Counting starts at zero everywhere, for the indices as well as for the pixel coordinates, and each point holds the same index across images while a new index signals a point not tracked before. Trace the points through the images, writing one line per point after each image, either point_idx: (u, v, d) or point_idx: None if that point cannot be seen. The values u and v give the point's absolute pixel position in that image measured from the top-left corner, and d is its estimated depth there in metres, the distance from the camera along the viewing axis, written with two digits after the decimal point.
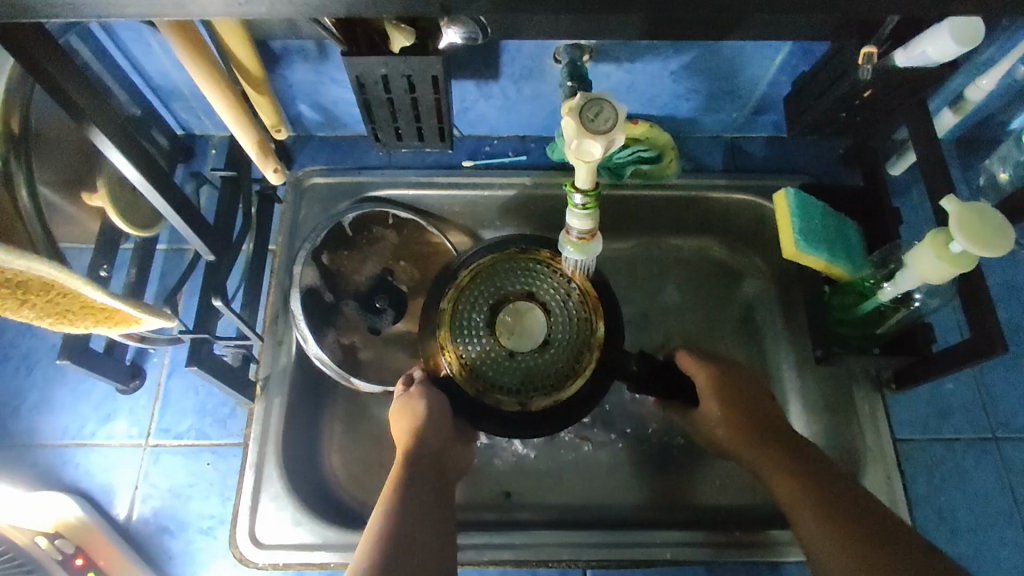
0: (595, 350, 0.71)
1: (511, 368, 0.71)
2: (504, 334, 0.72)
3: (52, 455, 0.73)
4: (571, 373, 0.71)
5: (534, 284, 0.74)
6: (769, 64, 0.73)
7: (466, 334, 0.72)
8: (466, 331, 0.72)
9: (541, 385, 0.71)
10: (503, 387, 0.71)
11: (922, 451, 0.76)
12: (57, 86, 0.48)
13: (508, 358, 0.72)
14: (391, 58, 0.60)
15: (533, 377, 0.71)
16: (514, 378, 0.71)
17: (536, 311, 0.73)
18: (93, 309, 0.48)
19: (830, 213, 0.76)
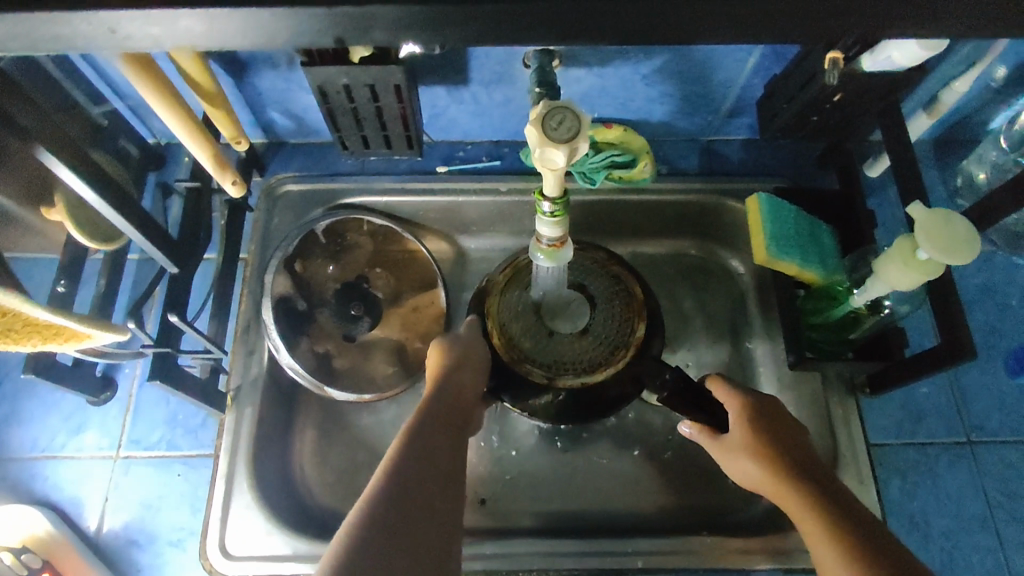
0: (629, 349, 0.74)
1: (548, 346, 0.74)
2: (547, 315, 0.75)
3: (22, 468, 0.73)
4: (604, 363, 0.74)
5: (586, 278, 0.78)
6: (741, 67, 0.73)
7: (514, 305, 0.76)
8: (515, 302, 0.76)
9: (576, 366, 0.74)
10: (536, 360, 0.74)
11: (897, 456, 0.75)
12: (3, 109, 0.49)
13: (547, 336, 0.75)
14: (352, 67, 0.60)
15: (566, 359, 0.74)
16: (548, 357, 0.74)
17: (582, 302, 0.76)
18: (37, 327, 0.48)
19: (803, 216, 0.76)
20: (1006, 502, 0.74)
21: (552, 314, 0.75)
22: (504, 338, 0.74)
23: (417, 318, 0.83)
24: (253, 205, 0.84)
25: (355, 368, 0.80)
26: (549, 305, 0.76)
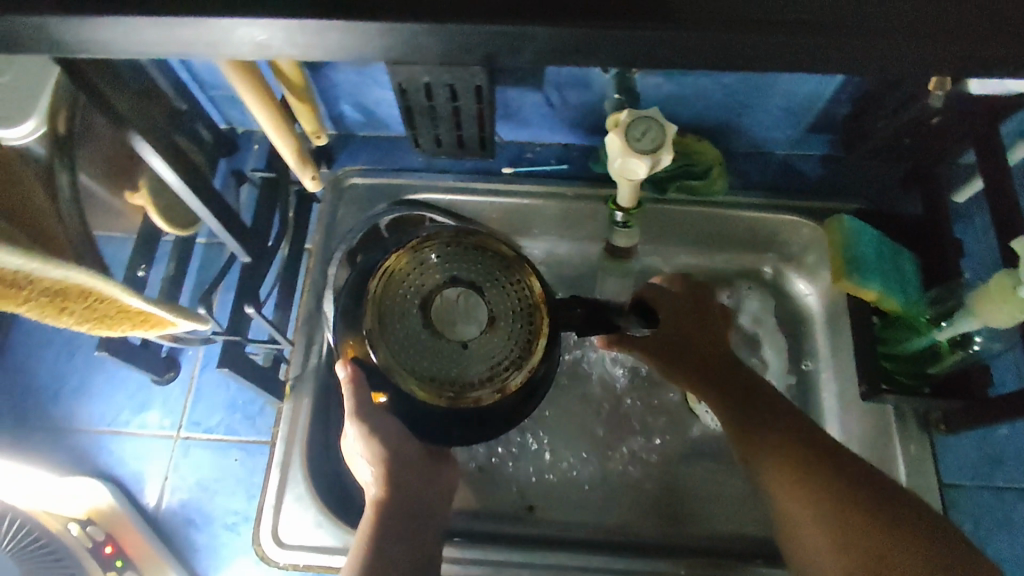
0: (541, 306, 0.56)
1: (469, 357, 0.54)
2: (445, 328, 0.54)
3: (88, 440, 0.75)
4: (529, 340, 0.55)
5: (456, 265, 0.56)
6: (829, 83, 0.69)
7: (403, 346, 0.54)
8: (403, 343, 0.54)
9: (512, 358, 0.55)
10: (471, 381, 0.54)
11: (969, 497, 0.72)
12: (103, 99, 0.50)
13: (462, 350, 0.54)
14: (434, 67, 0.59)
15: (492, 355, 0.54)
16: (479, 368, 0.54)
17: (468, 293, 0.55)
18: (129, 313, 0.46)
19: (886, 241, 0.72)
20: None
21: (446, 317, 0.55)
22: (419, 383, 0.53)
23: None
24: (319, 196, 0.84)
25: None
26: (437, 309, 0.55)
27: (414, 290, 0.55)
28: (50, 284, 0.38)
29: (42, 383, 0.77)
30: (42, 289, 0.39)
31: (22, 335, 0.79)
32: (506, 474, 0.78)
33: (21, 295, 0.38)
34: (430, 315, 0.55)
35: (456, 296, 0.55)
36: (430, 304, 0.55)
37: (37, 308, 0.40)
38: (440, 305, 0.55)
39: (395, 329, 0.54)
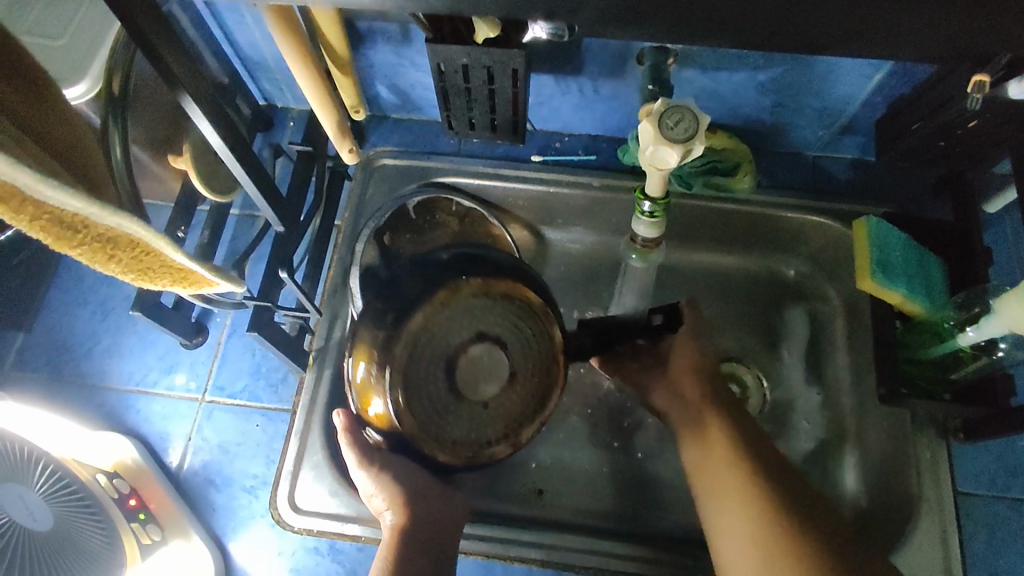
0: (561, 361, 0.54)
1: (489, 417, 0.52)
2: (467, 387, 0.51)
3: (118, 397, 0.78)
4: (542, 395, 0.54)
5: (481, 320, 0.52)
6: (864, 84, 0.69)
7: (422, 412, 0.51)
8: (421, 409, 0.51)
9: (523, 414, 0.53)
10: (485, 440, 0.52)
11: (985, 507, 0.71)
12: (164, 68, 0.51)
13: (482, 409, 0.51)
14: (474, 48, 0.60)
15: (510, 413, 0.52)
16: (497, 429, 0.52)
17: (492, 350, 0.52)
18: (171, 268, 0.47)
19: (913, 245, 0.73)
20: None
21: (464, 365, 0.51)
22: (438, 445, 0.51)
23: None
24: (351, 174, 0.86)
25: None
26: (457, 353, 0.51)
27: (432, 331, 0.51)
28: (102, 232, 0.40)
29: (76, 340, 0.80)
30: (94, 237, 0.40)
31: (60, 294, 0.82)
32: (519, 458, 0.79)
33: (75, 241, 0.39)
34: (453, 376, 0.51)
35: (480, 352, 0.51)
36: (452, 361, 0.51)
37: (88, 255, 0.41)
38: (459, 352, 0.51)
39: (409, 365, 0.50)
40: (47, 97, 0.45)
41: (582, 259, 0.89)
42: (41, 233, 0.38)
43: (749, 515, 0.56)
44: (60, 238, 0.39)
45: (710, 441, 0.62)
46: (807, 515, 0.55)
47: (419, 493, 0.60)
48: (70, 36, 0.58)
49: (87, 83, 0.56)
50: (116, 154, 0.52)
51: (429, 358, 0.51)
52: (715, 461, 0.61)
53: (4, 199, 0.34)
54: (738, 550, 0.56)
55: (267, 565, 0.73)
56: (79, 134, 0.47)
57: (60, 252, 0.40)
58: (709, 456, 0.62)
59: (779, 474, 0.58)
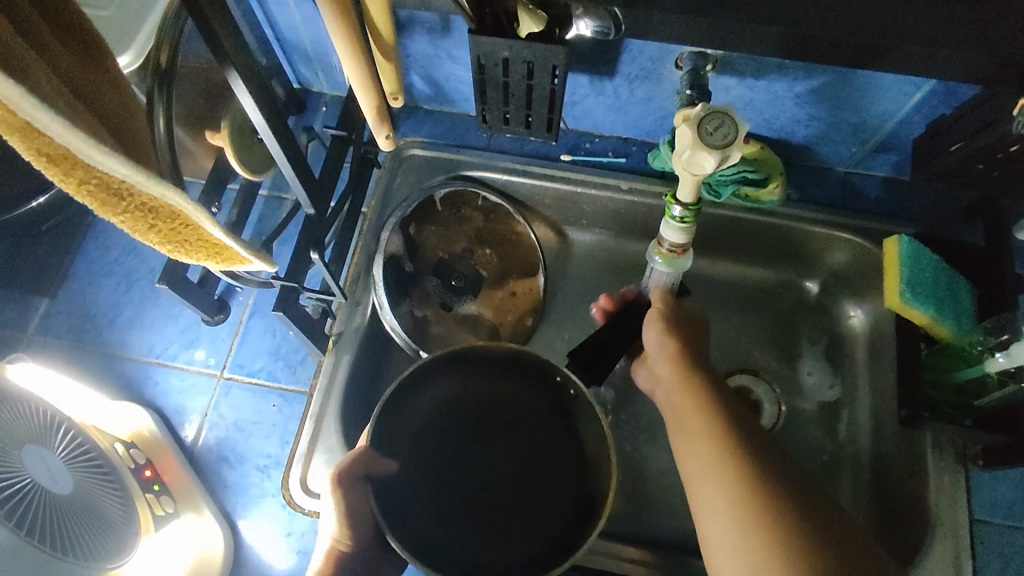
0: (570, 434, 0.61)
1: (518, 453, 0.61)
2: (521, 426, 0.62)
3: (136, 369, 0.78)
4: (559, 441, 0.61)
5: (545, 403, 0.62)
6: (903, 102, 0.69)
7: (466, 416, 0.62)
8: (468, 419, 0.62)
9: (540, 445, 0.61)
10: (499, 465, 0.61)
11: (998, 535, 0.70)
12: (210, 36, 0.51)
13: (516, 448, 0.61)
14: (516, 42, 0.60)
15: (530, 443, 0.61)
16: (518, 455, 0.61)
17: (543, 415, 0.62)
18: (207, 243, 0.47)
19: (943, 268, 0.72)
20: None
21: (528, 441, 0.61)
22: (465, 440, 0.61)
23: (515, 304, 0.85)
24: (380, 162, 0.86)
25: (450, 336, 0.82)
26: (541, 407, 0.62)
27: (526, 400, 0.62)
28: (146, 200, 0.40)
29: (99, 310, 0.81)
30: (136, 203, 0.40)
31: (85, 263, 0.82)
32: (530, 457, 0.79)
33: (119, 207, 0.40)
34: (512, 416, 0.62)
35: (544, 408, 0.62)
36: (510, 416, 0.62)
37: (130, 223, 0.41)
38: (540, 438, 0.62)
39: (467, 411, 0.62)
40: (106, 67, 0.45)
41: (605, 261, 0.90)
42: (88, 197, 0.38)
43: (750, 524, 0.49)
44: (105, 202, 0.39)
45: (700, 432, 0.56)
46: (816, 519, 0.49)
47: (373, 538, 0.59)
48: (116, 8, 0.58)
49: (130, 55, 0.56)
50: (160, 125, 0.54)
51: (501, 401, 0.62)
52: (701, 461, 0.54)
53: (58, 160, 0.36)
54: (735, 533, 0.50)
55: (276, 546, 0.72)
56: (129, 104, 0.47)
57: (105, 218, 0.40)
58: (694, 451, 0.56)
59: (780, 471, 0.52)
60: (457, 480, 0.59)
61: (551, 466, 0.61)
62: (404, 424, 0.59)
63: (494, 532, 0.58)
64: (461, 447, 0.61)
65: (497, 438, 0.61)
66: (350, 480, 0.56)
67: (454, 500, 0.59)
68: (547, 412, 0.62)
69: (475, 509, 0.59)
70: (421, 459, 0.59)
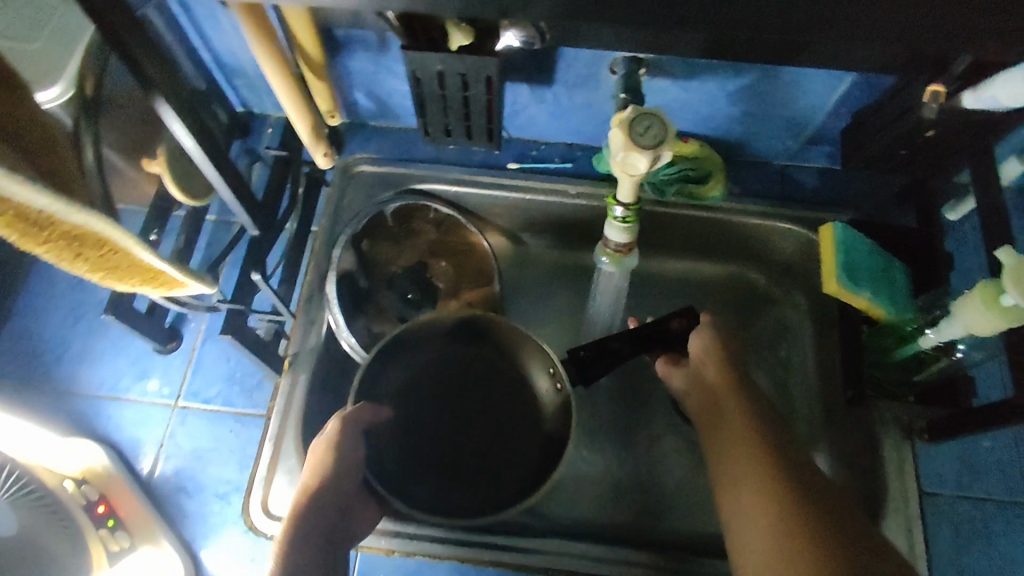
0: (527, 402, 0.72)
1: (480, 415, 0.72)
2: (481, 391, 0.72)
3: (87, 404, 0.77)
4: (517, 408, 0.72)
5: (509, 368, 0.72)
6: (829, 94, 0.72)
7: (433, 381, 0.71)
8: (432, 386, 0.71)
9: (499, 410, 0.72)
10: (460, 426, 0.71)
11: (949, 507, 0.73)
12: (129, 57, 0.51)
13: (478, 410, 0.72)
14: (448, 55, 0.61)
15: (488, 405, 0.72)
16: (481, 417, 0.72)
17: (504, 384, 0.72)
18: (138, 267, 0.51)
19: (879, 251, 0.74)
20: None
21: (486, 405, 0.72)
22: (429, 405, 0.71)
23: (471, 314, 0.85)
24: (328, 180, 0.86)
25: None
26: (502, 373, 0.72)
27: (493, 362, 0.72)
28: (68, 228, 0.43)
29: (46, 346, 0.79)
30: (61, 234, 0.43)
31: (29, 300, 0.81)
32: None
33: (40, 238, 0.43)
34: (476, 380, 0.72)
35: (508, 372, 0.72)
36: (472, 382, 0.72)
37: (54, 252, 0.45)
38: (499, 405, 0.72)
39: (436, 380, 0.71)
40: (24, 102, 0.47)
41: (559, 266, 0.91)
42: (10, 229, 0.41)
43: (779, 516, 0.55)
44: (26, 233, 0.42)
45: (733, 433, 0.64)
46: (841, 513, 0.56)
47: (348, 502, 0.60)
48: (44, 40, 0.54)
49: (63, 86, 0.53)
50: (89, 156, 0.56)
51: (465, 369, 0.72)
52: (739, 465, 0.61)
53: None
54: (761, 526, 0.56)
55: (241, 571, 0.72)
56: (51, 135, 0.49)
57: (29, 248, 0.44)
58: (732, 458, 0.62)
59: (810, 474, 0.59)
60: (425, 438, 0.70)
61: (507, 427, 0.72)
62: (385, 388, 0.69)
63: (452, 489, 0.69)
64: (428, 408, 0.71)
65: (459, 400, 0.71)
66: (350, 434, 0.61)
67: (425, 454, 0.69)
68: (508, 380, 0.72)
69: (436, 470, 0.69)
70: (398, 419, 0.69)
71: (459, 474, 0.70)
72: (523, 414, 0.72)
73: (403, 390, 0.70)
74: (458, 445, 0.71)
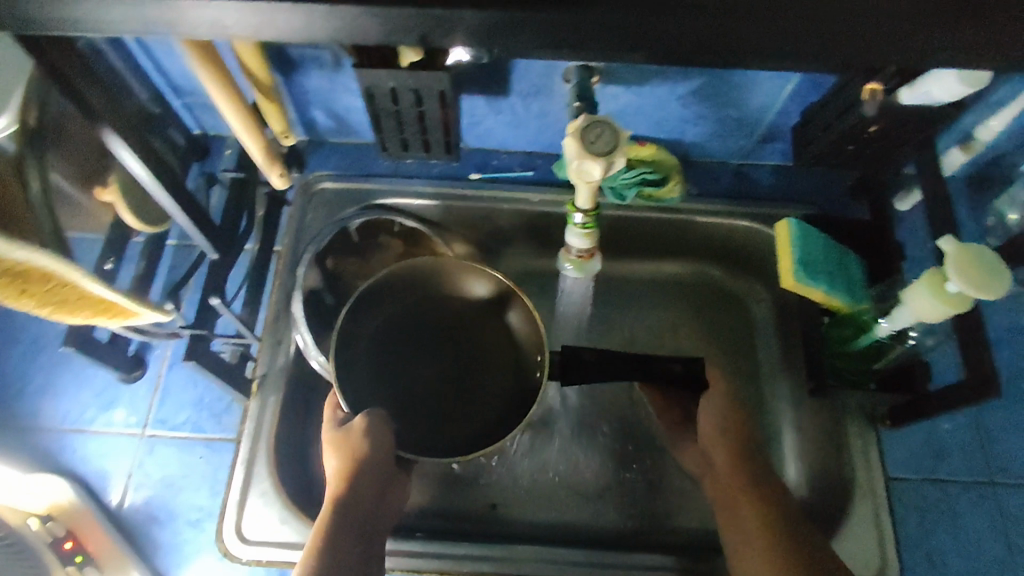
0: (498, 338, 0.76)
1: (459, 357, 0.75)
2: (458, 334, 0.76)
3: (51, 439, 0.75)
4: (491, 342, 0.76)
5: (473, 304, 0.76)
6: (776, 94, 0.74)
7: (409, 332, 0.75)
8: (410, 332, 0.75)
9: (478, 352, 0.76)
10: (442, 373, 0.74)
11: (915, 490, 0.75)
12: (71, 87, 0.51)
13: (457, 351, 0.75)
14: (399, 72, 0.62)
15: (463, 345, 0.76)
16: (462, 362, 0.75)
17: (475, 314, 0.76)
18: (90, 301, 0.53)
19: (833, 244, 0.76)
20: None
21: (463, 345, 0.76)
22: (409, 355, 0.74)
23: None
24: (290, 200, 0.86)
25: None
26: (467, 311, 0.76)
27: (456, 302, 0.76)
28: (13, 265, 0.46)
29: (6, 381, 0.77)
30: (8, 270, 0.46)
31: None
32: (473, 473, 0.80)
33: None
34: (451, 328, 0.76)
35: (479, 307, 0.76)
36: (447, 327, 0.76)
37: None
38: (476, 343, 0.76)
39: (415, 330, 0.75)
40: None
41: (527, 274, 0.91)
42: None
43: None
44: None
45: (744, 520, 0.64)
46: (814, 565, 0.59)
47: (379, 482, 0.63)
48: None
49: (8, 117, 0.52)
50: (35, 188, 0.53)
51: (433, 315, 0.76)
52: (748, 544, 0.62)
53: None
54: None
55: None
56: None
57: None
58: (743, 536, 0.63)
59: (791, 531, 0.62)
60: (408, 379, 0.73)
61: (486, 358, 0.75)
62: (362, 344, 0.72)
63: (442, 424, 0.72)
64: (405, 357, 0.74)
65: (435, 346, 0.75)
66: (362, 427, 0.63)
67: (415, 398, 0.73)
68: (474, 314, 0.76)
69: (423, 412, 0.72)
70: (381, 373, 0.72)
71: (449, 411, 0.73)
72: (495, 338, 0.76)
73: (385, 336, 0.74)
74: (446, 387, 0.74)
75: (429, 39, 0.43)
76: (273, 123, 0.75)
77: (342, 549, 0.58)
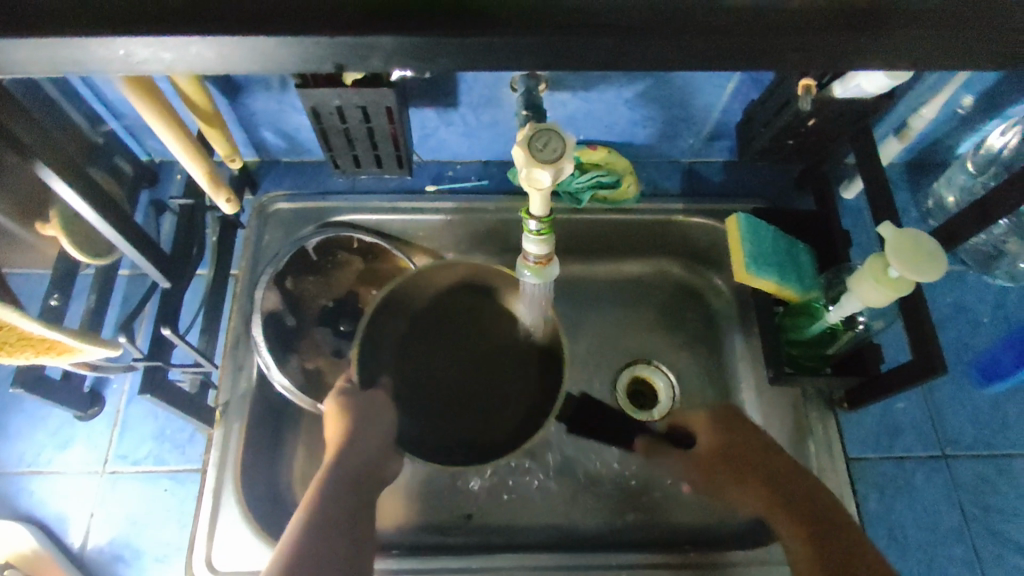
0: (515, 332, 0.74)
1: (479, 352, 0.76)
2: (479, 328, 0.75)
3: (5, 483, 0.73)
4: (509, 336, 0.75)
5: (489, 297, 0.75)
6: (719, 94, 0.76)
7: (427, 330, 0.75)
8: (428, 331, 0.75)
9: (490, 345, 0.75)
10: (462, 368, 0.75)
11: (875, 469, 0.77)
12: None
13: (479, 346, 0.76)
14: (343, 91, 0.62)
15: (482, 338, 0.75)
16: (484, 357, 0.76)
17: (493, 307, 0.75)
18: (29, 340, 0.51)
19: (782, 236, 0.78)
20: (981, 515, 0.76)
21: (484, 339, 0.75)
22: (432, 350, 0.75)
23: None
24: (244, 222, 0.85)
25: None
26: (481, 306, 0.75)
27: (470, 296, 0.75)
28: None
29: None
30: None
31: None
32: (446, 484, 0.79)
33: None
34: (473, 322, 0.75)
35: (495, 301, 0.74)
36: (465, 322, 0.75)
37: None
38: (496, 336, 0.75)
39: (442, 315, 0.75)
40: None
41: None
42: None
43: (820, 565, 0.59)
44: None
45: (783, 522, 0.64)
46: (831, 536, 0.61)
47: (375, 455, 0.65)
48: None
49: None
50: None
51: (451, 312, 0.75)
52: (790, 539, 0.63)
53: None
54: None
55: None
56: None
57: None
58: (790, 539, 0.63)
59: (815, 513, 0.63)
60: (431, 376, 0.74)
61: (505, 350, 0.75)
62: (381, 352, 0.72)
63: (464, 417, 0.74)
64: (427, 354, 0.75)
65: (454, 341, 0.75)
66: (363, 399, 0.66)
67: (436, 395, 0.74)
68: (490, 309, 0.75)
69: (440, 394, 0.74)
70: (406, 373, 0.74)
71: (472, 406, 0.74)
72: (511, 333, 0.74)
73: (405, 338, 0.74)
74: (469, 382, 0.75)
75: (346, 67, 0.40)
76: (219, 147, 0.74)
77: (332, 521, 0.59)
